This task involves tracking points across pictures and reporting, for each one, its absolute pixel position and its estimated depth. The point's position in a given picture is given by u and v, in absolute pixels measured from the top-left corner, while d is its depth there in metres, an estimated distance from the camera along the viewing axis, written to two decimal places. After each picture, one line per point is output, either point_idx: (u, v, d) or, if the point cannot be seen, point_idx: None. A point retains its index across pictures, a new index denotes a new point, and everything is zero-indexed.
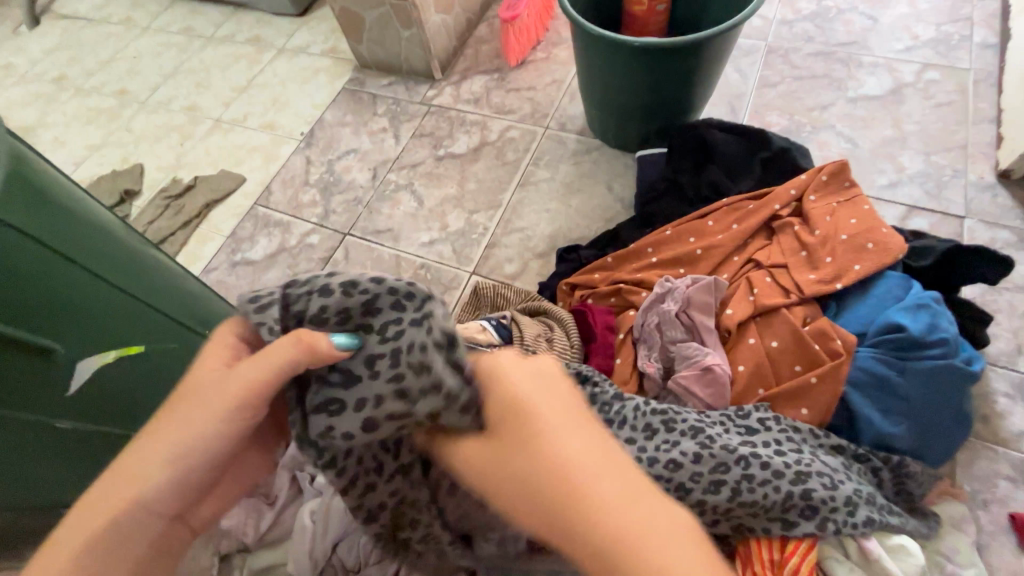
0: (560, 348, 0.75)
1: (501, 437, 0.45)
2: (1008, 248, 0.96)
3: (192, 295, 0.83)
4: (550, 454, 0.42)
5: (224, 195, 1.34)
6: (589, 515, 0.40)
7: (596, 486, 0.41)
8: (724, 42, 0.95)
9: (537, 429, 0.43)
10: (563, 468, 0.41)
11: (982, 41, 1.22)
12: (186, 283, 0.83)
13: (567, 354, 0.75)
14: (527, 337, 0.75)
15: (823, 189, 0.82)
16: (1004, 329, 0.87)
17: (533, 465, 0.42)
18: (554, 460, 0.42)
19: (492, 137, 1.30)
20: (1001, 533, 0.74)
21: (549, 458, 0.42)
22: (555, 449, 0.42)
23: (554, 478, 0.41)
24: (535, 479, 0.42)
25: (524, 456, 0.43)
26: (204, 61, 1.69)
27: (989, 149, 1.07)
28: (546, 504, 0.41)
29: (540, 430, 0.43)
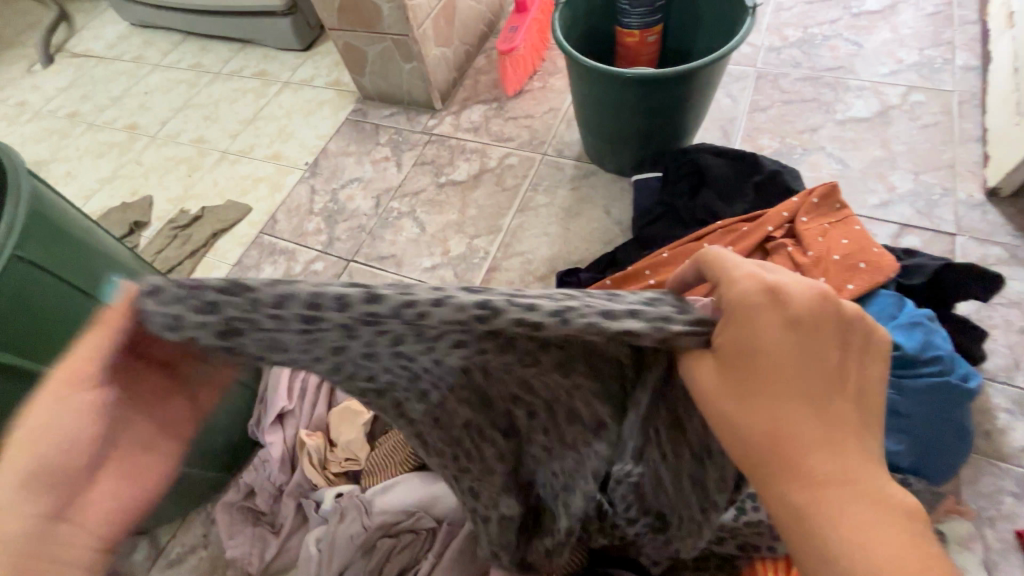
0: None
1: (743, 385, 0.34)
2: (1001, 264, 0.97)
3: None
4: (799, 426, 0.33)
5: (231, 224, 1.37)
6: (824, 516, 0.32)
7: (837, 484, 0.32)
8: (714, 70, 0.98)
9: (803, 399, 0.33)
10: (809, 451, 0.33)
11: (964, 64, 1.26)
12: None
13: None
14: None
15: (814, 211, 0.84)
16: (1000, 345, 0.88)
17: (775, 426, 0.33)
18: (799, 437, 0.33)
19: (491, 164, 1.34)
20: (1010, 551, 0.74)
21: (799, 428, 0.33)
22: (799, 426, 0.33)
23: (797, 455, 0.33)
24: (764, 443, 0.33)
25: (761, 414, 0.33)
26: (212, 95, 1.75)
27: (977, 167, 1.10)
28: (764, 465, 0.33)
29: (808, 401, 0.33)
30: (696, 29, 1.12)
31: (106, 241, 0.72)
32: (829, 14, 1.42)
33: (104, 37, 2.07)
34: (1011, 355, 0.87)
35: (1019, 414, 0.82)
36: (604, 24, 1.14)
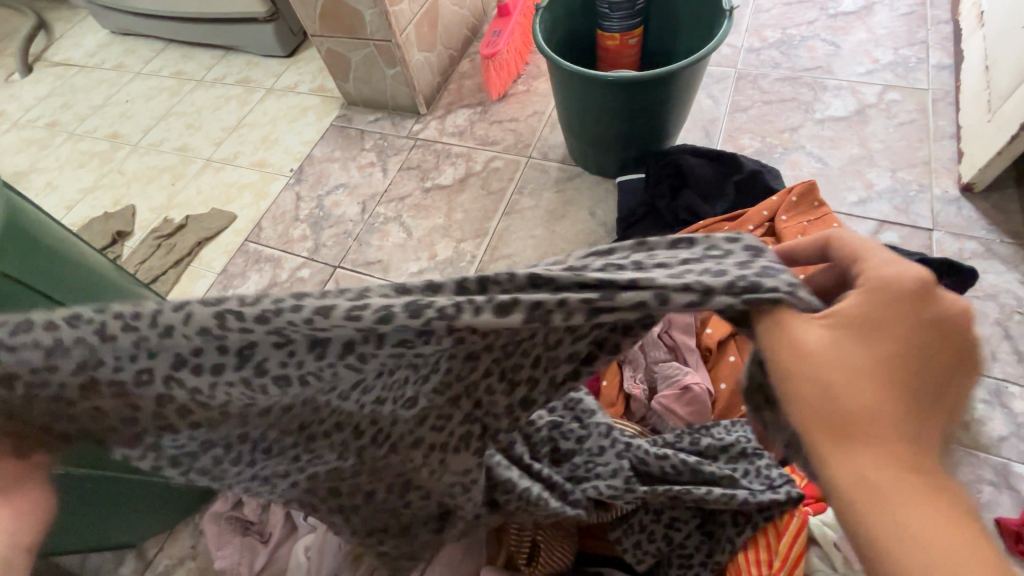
0: None
1: (842, 355, 0.35)
2: (978, 257, 0.99)
3: None
4: (884, 403, 0.35)
5: (216, 233, 1.36)
6: (880, 492, 0.34)
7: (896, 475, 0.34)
8: (693, 71, 1.00)
9: (892, 382, 0.35)
10: (886, 430, 0.35)
11: (938, 63, 1.29)
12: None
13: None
14: None
15: (793, 209, 0.86)
16: (977, 337, 0.90)
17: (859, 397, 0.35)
18: (879, 416, 0.35)
19: (477, 168, 1.34)
20: (990, 539, 0.76)
21: (885, 406, 0.35)
22: (877, 405, 0.35)
23: (875, 430, 0.35)
24: (846, 413, 0.35)
25: (844, 388, 0.35)
26: (194, 103, 1.74)
27: (951, 164, 1.12)
28: (830, 432, 0.36)
29: (894, 385, 0.35)
30: (676, 32, 1.13)
31: (89, 253, 0.71)
32: (807, 15, 1.45)
33: (84, 45, 2.05)
34: (987, 347, 0.89)
35: (997, 404, 0.84)
36: (585, 28, 1.15)
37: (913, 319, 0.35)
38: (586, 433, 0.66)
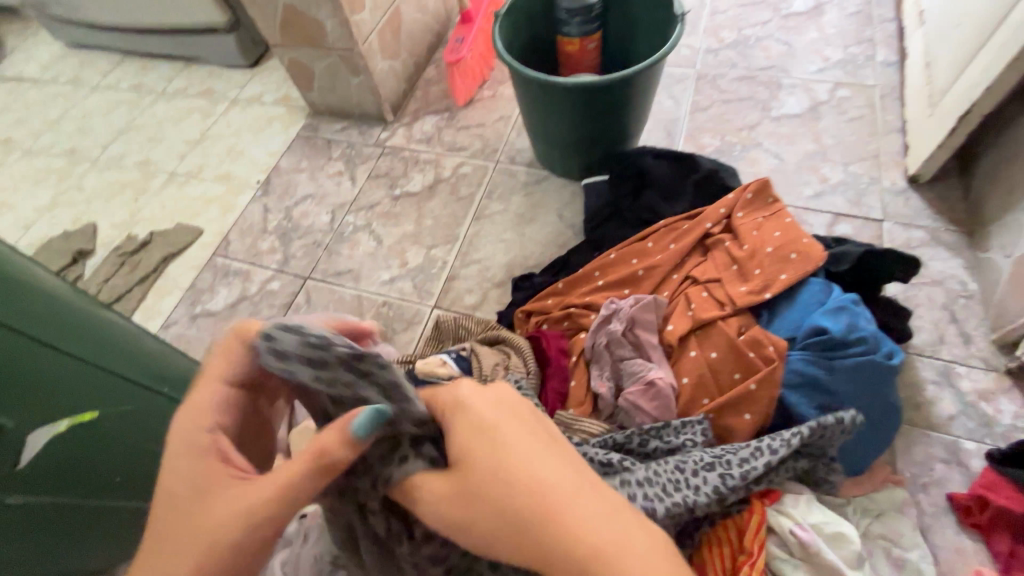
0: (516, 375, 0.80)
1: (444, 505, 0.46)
2: (925, 245, 1.04)
3: (152, 353, 0.81)
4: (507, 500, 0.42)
5: (182, 248, 1.34)
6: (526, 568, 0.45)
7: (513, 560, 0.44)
8: (650, 74, 1.02)
9: (491, 491, 0.42)
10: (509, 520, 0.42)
11: (884, 60, 1.34)
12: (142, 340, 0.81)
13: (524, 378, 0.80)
14: (486, 366, 0.81)
15: (748, 206, 0.88)
16: (925, 321, 0.95)
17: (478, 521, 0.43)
18: (521, 465, 0.42)
19: (445, 174, 1.35)
20: (942, 514, 0.79)
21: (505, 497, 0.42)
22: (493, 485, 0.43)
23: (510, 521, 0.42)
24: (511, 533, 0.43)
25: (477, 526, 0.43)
26: (156, 116, 1.70)
27: (898, 157, 1.17)
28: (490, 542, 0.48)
29: (485, 495, 0.42)
30: (634, 35, 1.16)
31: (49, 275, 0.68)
32: (761, 16, 1.49)
33: (38, 59, 1.99)
34: (935, 330, 0.94)
35: (945, 384, 0.89)
36: (546, 33, 1.17)
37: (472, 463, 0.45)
38: None
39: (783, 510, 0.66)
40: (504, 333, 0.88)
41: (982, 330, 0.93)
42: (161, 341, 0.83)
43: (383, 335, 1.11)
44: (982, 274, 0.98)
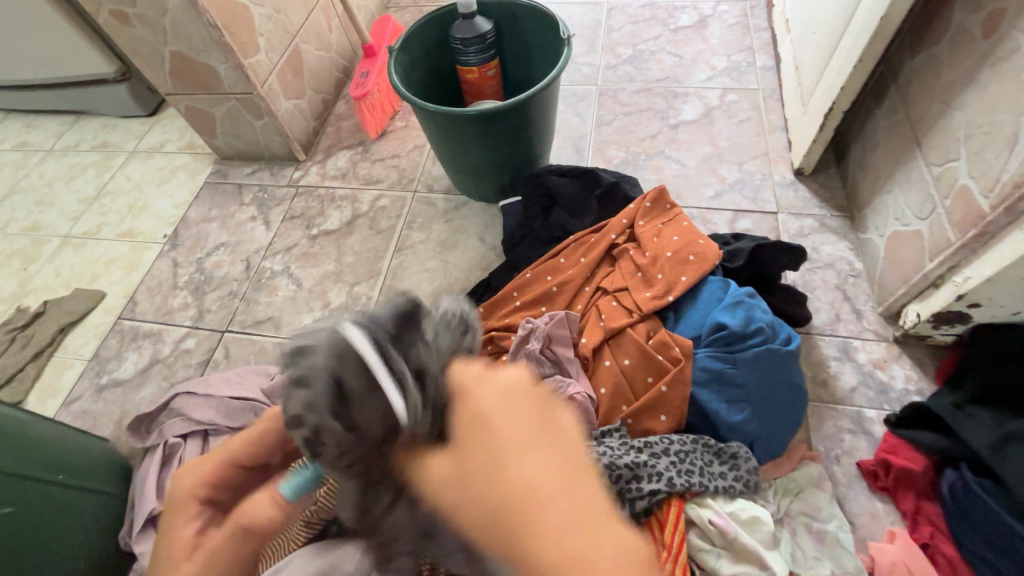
0: None
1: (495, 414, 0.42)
2: (815, 232, 1.13)
3: (41, 442, 0.79)
4: (519, 468, 0.37)
5: (81, 315, 1.25)
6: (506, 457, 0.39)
7: (507, 470, 0.38)
8: (546, 97, 1.05)
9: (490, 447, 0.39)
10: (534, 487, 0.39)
11: (764, 65, 1.46)
12: (30, 427, 0.79)
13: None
14: None
15: (648, 214, 0.93)
16: (823, 303, 1.02)
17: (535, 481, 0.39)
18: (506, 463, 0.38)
19: (363, 208, 1.33)
20: (855, 481, 0.85)
21: (583, 495, 0.37)
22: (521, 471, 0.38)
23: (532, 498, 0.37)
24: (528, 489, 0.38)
25: (506, 471, 0.38)
26: (44, 176, 1.59)
27: (785, 152, 1.27)
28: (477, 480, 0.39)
29: (507, 466, 0.38)
30: (530, 61, 1.20)
31: None
32: (652, 32, 1.59)
33: None
34: (833, 310, 1.01)
35: (845, 358, 0.96)
36: (446, 64, 1.19)
37: (542, 399, 0.43)
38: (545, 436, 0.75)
39: (702, 502, 0.70)
40: None
41: (870, 305, 1.01)
42: (51, 430, 0.82)
43: None
44: (865, 253, 1.07)
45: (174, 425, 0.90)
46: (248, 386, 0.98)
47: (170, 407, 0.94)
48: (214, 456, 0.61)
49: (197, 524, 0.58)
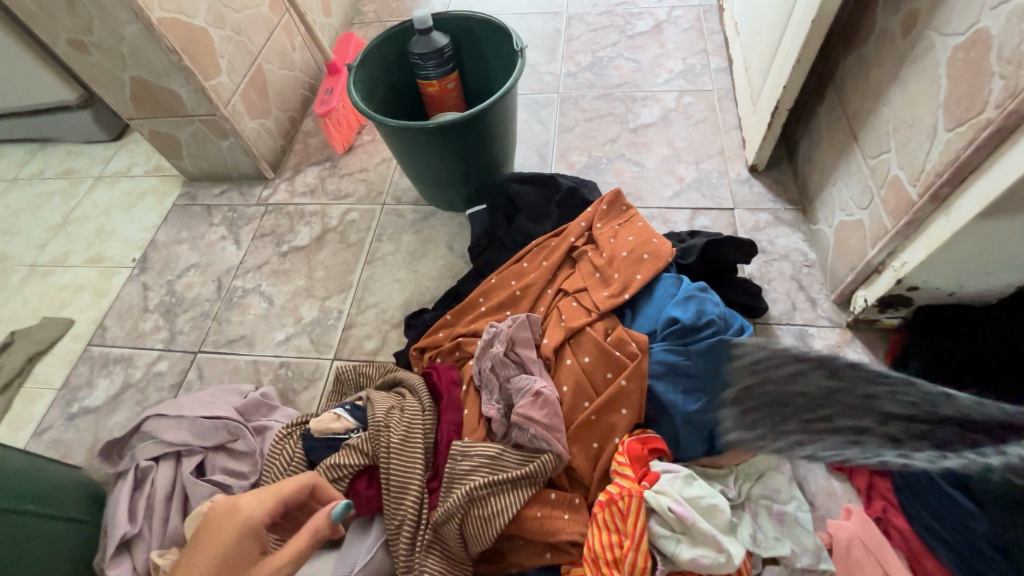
0: (409, 413, 0.81)
1: None
2: (770, 225, 1.17)
3: (17, 472, 0.80)
4: None
5: (51, 344, 1.24)
6: None
7: None
8: (504, 107, 1.08)
9: None
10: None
11: (717, 66, 1.51)
12: (3, 458, 0.79)
13: (417, 417, 0.81)
14: (378, 413, 0.81)
15: (605, 216, 0.96)
16: (779, 293, 1.07)
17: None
18: None
19: (333, 223, 1.34)
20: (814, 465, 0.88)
21: None
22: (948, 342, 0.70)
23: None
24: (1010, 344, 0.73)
25: None
26: (9, 205, 1.57)
27: (740, 150, 1.32)
28: None
29: None
30: (489, 72, 1.23)
31: None
32: (610, 38, 1.63)
33: None
34: (788, 299, 1.05)
35: (802, 345, 1.00)
36: (407, 79, 1.21)
37: None
38: (506, 428, 0.79)
39: (662, 491, 0.70)
40: (403, 373, 0.90)
41: (823, 293, 1.06)
42: (24, 461, 0.82)
43: (283, 398, 1.08)
44: (817, 243, 1.11)
45: (145, 448, 0.90)
46: (221, 405, 0.98)
47: (140, 431, 0.94)
48: (274, 489, 0.67)
49: (261, 546, 0.63)
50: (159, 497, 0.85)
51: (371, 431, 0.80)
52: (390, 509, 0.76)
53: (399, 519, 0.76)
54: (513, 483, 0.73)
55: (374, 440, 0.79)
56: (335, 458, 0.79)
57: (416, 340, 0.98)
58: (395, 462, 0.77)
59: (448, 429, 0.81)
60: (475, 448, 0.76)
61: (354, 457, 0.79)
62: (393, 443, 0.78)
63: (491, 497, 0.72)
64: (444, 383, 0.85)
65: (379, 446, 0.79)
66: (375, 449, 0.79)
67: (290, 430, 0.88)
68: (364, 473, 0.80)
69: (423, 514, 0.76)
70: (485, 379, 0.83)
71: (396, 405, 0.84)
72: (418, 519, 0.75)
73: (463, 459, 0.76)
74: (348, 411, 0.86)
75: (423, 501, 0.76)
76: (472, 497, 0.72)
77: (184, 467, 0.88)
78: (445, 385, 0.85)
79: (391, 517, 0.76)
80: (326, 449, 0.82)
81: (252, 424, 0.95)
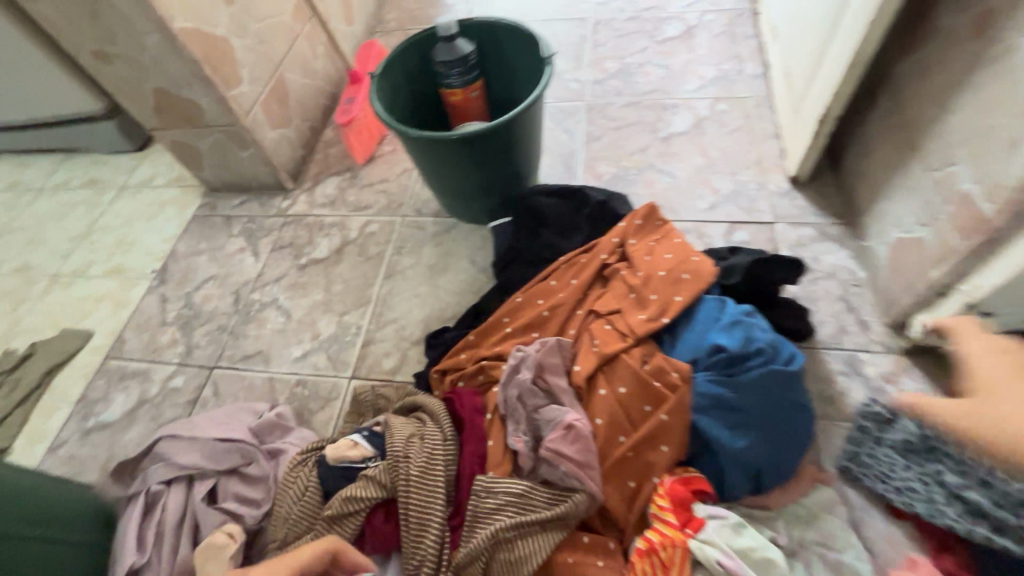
0: (430, 443, 0.76)
1: None
2: (813, 241, 1.09)
3: (34, 494, 0.78)
4: None
5: (69, 357, 1.22)
6: None
7: None
8: (531, 116, 1.04)
9: None
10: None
11: (752, 72, 1.44)
12: (22, 480, 0.78)
13: (439, 446, 0.76)
14: (397, 441, 0.77)
15: (639, 232, 0.90)
16: (826, 314, 0.99)
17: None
18: None
19: (352, 235, 1.31)
20: (871, 506, 0.81)
21: None
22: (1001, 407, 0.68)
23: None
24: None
25: None
26: (35, 215, 1.58)
27: (779, 160, 1.24)
28: None
29: None
30: (515, 79, 1.18)
31: None
32: (639, 44, 1.58)
33: None
34: (836, 321, 0.98)
35: (853, 372, 0.92)
36: (430, 88, 1.18)
37: None
38: (534, 461, 0.74)
39: (708, 540, 0.65)
40: (423, 395, 0.85)
41: (875, 315, 0.98)
42: (43, 482, 0.81)
43: (299, 418, 1.04)
44: (866, 260, 1.03)
45: (157, 470, 0.86)
46: (235, 425, 0.94)
47: (153, 452, 0.91)
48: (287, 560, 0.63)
49: None
50: (170, 524, 0.82)
51: (390, 461, 0.75)
52: (409, 547, 0.71)
53: (419, 557, 0.71)
54: (542, 526, 0.67)
55: (393, 471, 0.74)
56: (351, 489, 0.74)
57: (436, 360, 0.93)
58: (415, 496, 0.72)
59: (472, 461, 0.75)
60: (502, 483, 0.71)
61: (371, 489, 0.74)
62: (413, 475, 0.73)
63: (518, 539, 0.67)
64: (467, 410, 0.80)
65: (398, 478, 0.74)
66: (393, 480, 0.74)
67: (306, 456, 0.84)
68: (382, 505, 0.75)
69: (445, 551, 0.71)
70: (511, 407, 0.77)
71: (417, 432, 0.78)
72: (438, 557, 0.70)
73: (488, 495, 0.70)
74: (366, 437, 0.81)
75: (444, 538, 0.71)
76: (498, 538, 0.67)
77: (196, 492, 0.85)
78: (468, 412, 0.80)
79: (410, 554, 0.71)
80: (342, 478, 0.78)
81: (266, 447, 0.91)
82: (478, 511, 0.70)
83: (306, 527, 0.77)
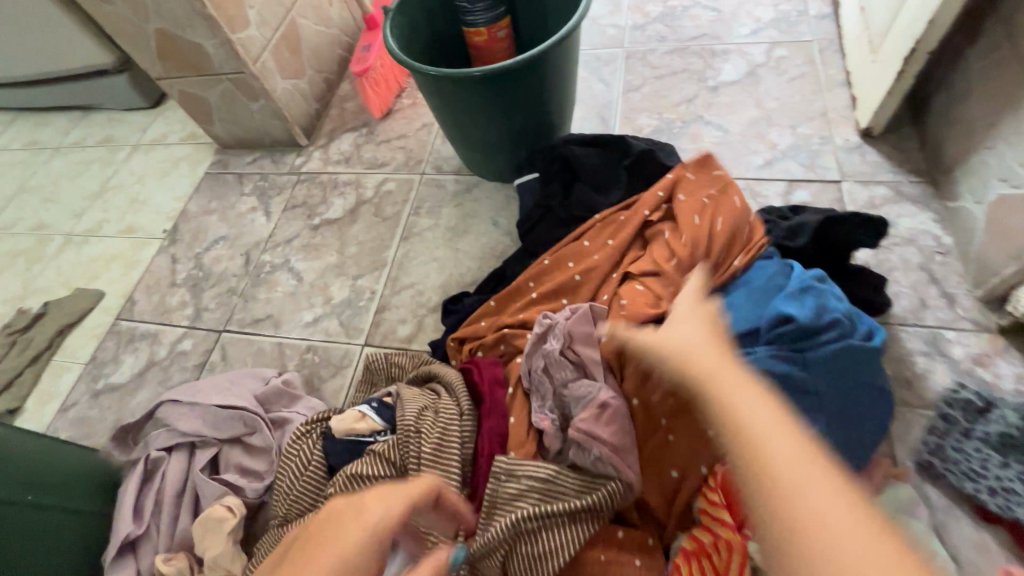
0: (445, 417, 0.67)
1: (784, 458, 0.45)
2: (888, 202, 0.94)
3: (37, 457, 0.75)
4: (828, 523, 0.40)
5: (81, 317, 1.19)
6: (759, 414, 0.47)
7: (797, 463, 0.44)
8: (565, 54, 0.91)
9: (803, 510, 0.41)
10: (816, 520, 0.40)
11: (817, 13, 1.26)
12: (26, 441, 0.75)
13: (454, 422, 0.67)
14: (409, 414, 0.68)
15: (691, 185, 0.77)
16: (903, 286, 0.85)
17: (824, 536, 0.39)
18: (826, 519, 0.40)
19: (368, 194, 1.22)
20: (954, 509, 0.69)
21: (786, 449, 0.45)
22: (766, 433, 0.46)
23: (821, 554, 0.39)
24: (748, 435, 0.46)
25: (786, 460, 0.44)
26: (51, 173, 1.55)
27: (848, 111, 1.08)
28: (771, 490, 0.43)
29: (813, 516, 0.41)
30: (546, 16, 1.05)
31: None
32: None
33: None
34: (916, 294, 0.84)
35: (935, 353, 0.79)
36: (451, 27, 1.06)
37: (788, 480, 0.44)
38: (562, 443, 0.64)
39: None
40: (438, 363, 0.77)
41: (963, 287, 0.84)
42: (49, 444, 0.78)
43: (309, 386, 0.97)
44: (954, 224, 0.89)
45: (158, 436, 0.81)
46: (239, 392, 0.88)
47: (155, 416, 0.86)
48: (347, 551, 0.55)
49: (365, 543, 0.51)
50: (169, 493, 0.77)
51: (400, 436, 0.67)
52: None
53: (428, 546, 0.62)
54: (571, 517, 0.58)
55: (403, 447, 0.66)
56: (355, 465, 0.66)
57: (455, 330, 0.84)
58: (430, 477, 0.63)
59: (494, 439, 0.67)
60: (525, 466, 0.62)
61: (378, 467, 0.66)
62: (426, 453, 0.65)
63: (542, 531, 0.58)
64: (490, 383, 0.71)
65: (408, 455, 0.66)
66: (403, 458, 0.66)
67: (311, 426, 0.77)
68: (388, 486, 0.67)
69: (458, 541, 0.62)
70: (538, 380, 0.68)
71: (434, 405, 0.70)
72: (451, 547, 0.62)
73: (510, 480, 0.62)
74: (377, 412, 0.73)
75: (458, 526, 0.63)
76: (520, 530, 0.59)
77: (197, 460, 0.80)
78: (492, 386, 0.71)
79: (418, 543, 0.63)
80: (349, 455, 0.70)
81: (271, 416, 0.85)
82: (498, 497, 0.61)
83: (308, 504, 0.70)
